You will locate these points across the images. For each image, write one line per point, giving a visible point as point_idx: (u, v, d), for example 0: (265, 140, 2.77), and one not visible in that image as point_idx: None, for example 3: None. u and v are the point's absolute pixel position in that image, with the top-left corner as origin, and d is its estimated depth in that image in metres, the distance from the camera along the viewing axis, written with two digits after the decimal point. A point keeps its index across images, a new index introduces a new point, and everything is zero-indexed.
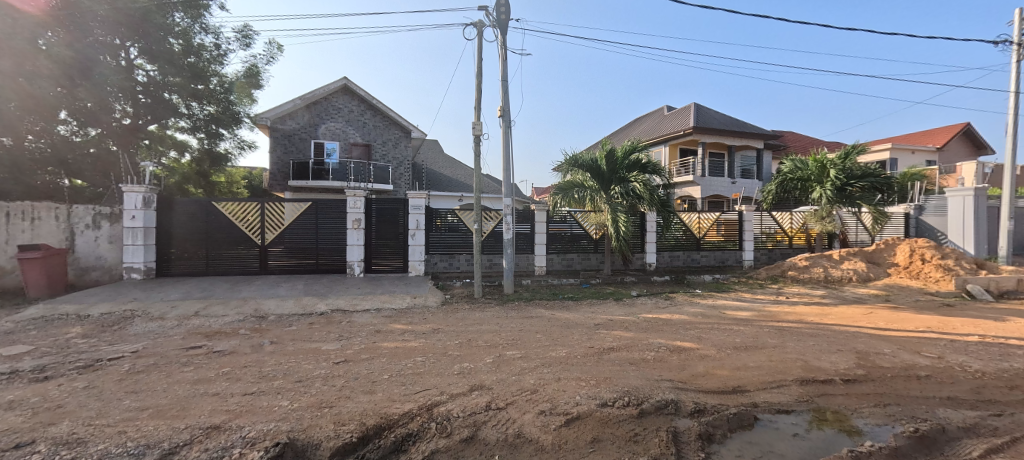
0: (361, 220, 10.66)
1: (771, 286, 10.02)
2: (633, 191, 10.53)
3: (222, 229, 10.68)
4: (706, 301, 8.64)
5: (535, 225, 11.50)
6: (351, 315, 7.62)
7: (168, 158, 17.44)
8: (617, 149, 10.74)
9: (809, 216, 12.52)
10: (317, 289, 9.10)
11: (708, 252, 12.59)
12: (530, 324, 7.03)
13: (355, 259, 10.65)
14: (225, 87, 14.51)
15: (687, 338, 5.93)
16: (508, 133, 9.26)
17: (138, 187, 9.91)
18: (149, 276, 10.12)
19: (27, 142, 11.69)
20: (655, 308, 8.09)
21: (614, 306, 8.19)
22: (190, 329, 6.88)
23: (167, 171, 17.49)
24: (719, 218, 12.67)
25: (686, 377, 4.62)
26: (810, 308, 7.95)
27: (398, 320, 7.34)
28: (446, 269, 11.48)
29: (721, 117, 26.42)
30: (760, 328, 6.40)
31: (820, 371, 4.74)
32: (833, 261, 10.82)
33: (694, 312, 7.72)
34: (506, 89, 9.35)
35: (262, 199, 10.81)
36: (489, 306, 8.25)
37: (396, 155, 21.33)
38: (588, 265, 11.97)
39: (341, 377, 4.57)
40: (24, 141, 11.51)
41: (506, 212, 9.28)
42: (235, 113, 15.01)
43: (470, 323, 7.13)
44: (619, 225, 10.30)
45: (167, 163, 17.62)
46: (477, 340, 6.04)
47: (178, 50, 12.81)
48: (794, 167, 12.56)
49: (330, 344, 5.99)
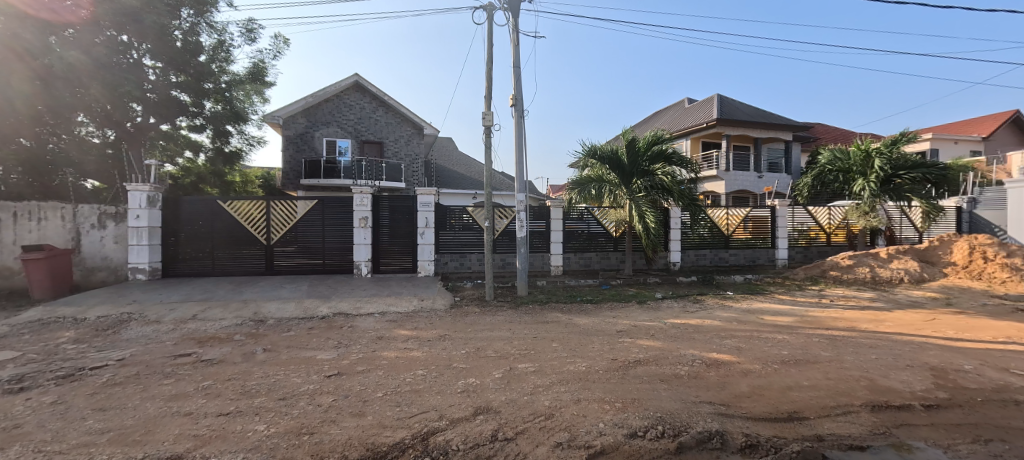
0: (369, 218, 10.18)
1: (811, 288, 9.13)
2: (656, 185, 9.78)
3: (228, 228, 10.37)
4: (740, 305, 7.84)
5: (551, 222, 10.86)
6: (354, 319, 7.14)
7: (184, 159, 17.44)
8: (642, 139, 9.98)
9: (850, 211, 11.47)
10: (321, 290, 8.66)
11: (738, 250, 11.70)
12: (546, 331, 6.38)
13: (362, 259, 10.21)
14: (232, 84, 14.28)
15: (724, 348, 5.22)
16: (521, 124, 8.62)
17: (142, 185, 9.65)
18: (154, 277, 9.87)
19: (49, 144, 11.73)
20: (683, 312, 7.35)
21: (639, 311, 7.46)
22: (184, 333, 6.49)
23: (182, 172, 17.70)
24: (749, 214, 11.77)
25: (729, 399, 3.92)
26: (861, 313, 7.09)
27: (403, 326, 6.81)
28: (457, 269, 10.94)
29: (747, 109, 25.15)
30: (808, 338, 5.63)
31: (891, 394, 3.98)
32: (879, 260, 9.84)
33: (727, 317, 6.97)
34: (518, 76, 8.72)
35: (268, 198, 10.47)
36: (502, 310, 7.63)
37: (409, 152, 20.94)
38: (607, 265, 11.25)
39: (330, 394, 4.03)
40: (45, 143, 11.57)
41: (520, 209, 8.65)
42: (243, 111, 14.71)
43: (480, 330, 6.54)
44: (644, 220, 9.54)
45: (183, 163, 17.80)
46: (486, 350, 5.44)
47: (185, 49, 12.50)
48: (834, 157, 11.50)
49: (327, 353, 5.50)
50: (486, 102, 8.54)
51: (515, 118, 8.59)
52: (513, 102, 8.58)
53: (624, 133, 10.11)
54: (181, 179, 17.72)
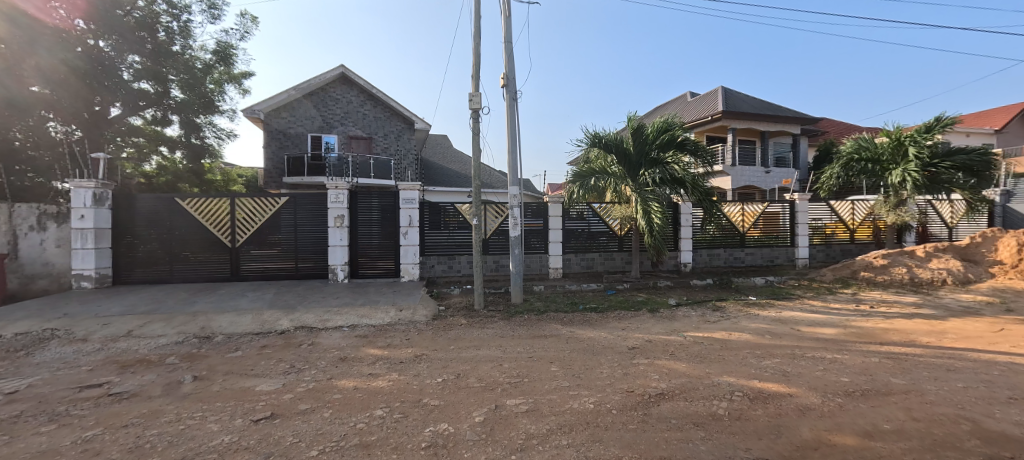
0: (345, 217, 9.04)
1: (843, 291, 8.06)
2: (667, 177, 8.72)
3: (188, 229, 9.28)
4: (768, 313, 6.78)
5: (549, 220, 9.80)
6: (317, 335, 6.05)
7: (160, 156, 16.39)
8: (652, 124, 8.83)
9: (877, 205, 10.58)
10: (287, 299, 7.55)
11: (754, 250, 10.65)
12: (544, 349, 5.31)
13: (339, 262, 9.07)
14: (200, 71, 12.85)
15: (766, 374, 4.16)
16: (514, 108, 7.54)
17: (87, 181, 8.57)
18: (102, 285, 8.77)
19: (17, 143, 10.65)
20: (704, 323, 6.27)
21: (653, 322, 6.36)
22: (109, 356, 5.41)
23: (158, 171, 16.66)
24: (766, 209, 10.72)
25: (793, 455, 2.85)
26: (914, 323, 6.02)
27: (374, 343, 5.72)
28: (445, 273, 9.80)
29: (753, 101, 24.10)
30: (865, 359, 4.56)
31: (1015, 446, 2.90)
32: (917, 259, 8.79)
33: (758, 329, 5.90)
34: (510, 53, 7.67)
35: (234, 194, 9.38)
36: (493, 322, 6.54)
37: (399, 148, 19.83)
38: (612, 267, 10.18)
39: (247, 452, 2.94)
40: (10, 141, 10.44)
41: (513, 204, 7.58)
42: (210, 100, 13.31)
43: (464, 348, 5.45)
44: (654, 217, 8.48)
45: (159, 161, 16.80)
46: (468, 377, 4.35)
47: (137, 24, 11.14)
48: (860, 145, 10.50)
49: (270, 383, 4.41)
50: (473, 82, 7.46)
51: (507, 101, 7.51)
52: (504, 82, 7.51)
53: (632, 118, 8.95)
54: (157, 178, 16.70)
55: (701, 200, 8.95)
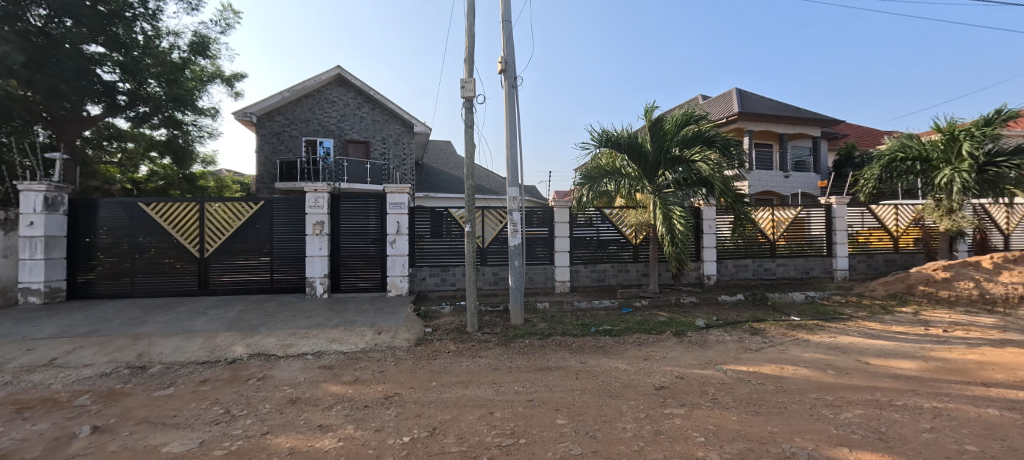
0: (325, 224, 8.01)
1: (902, 311, 6.84)
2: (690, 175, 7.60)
3: (151, 237, 8.33)
4: (821, 338, 5.61)
5: (555, 227, 8.73)
6: (273, 366, 4.98)
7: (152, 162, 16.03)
8: (672, 118, 7.66)
9: (927, 210, 9.36)
10: (251, 318, 6.51)
11: (786, 260, 9.45)
12: (547, 389, 4.18)
13: (317, 275, 8.02)
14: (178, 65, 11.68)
15: (855, 437, 3.00)
16: (514, 96, 6.50)
17: (37, 184, 7.72)
18: (53, 300, 7.85)
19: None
20: (745, 352, 5.11)
21: (682, 351, 5.20)
22: (12, 393, 4.38)
23: (152, 176, 16.37)
24: (799, 214, 9.56)
25: None
26: (1013, 355, 4.80)
27: (338, 377, 4.62)
28: (437, 287, 8.59)
29: (771, 103, 22.87)
30: (981, 412, 3.37)
31: None
32: (985, 272, 7.54)
33: (816, 362, 4.72)
34: (509, 34, 6.64)
35: (203, 198, 8.44)
36: (487, 349, 5.43)
37: (398, 153, 18.79)
38: (626, 280, 9.05)
39: None
40: None
41: (514, 208, 6.48)
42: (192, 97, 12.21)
43: (449, 386, 4.32)
44: (674, 224, 7.37)
45: (155, 166, 16.41)
46: (446, 436, 3.23)
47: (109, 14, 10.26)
48: (904, 142, 9.28)
49: (186, 441, 3.33)
50: (465, 67, 6.38)
51: (506, 88, 6.47)
52: (502, 67, 6.47)
53: (649, 111, 7.79)
54: (147, 183, 16.29)
55: (730, 203, 7.75)
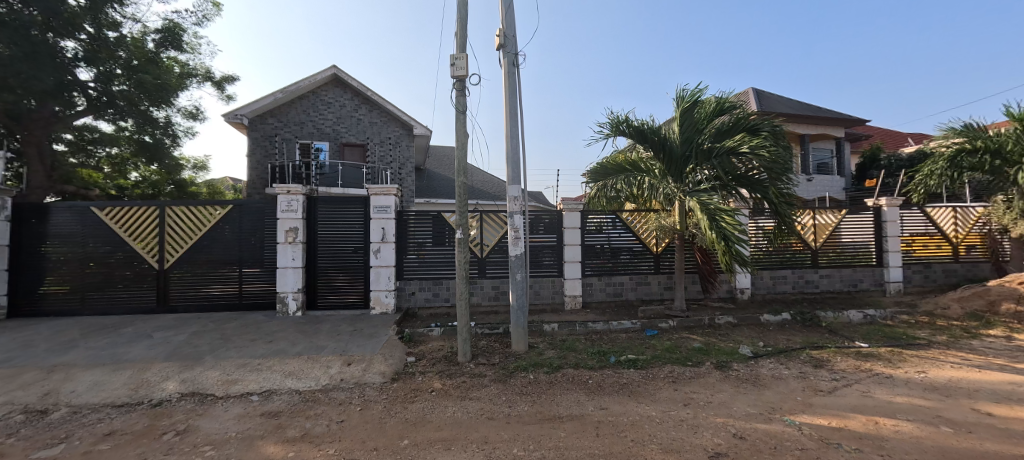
0: (299, 231, 6.97)
1: (992, 335, 5.58)
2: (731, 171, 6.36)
3: (103, 246, 7.32)
4: (908, 374, 4.39)
5: (564, 233, 7.59)
6: (204, 412, 3.86)
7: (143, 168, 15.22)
8: (705, 104, 6.50)
9: (995, 212, 8.11)
10: (201, 344, 5.43)
11: (830, 271, 8.21)
12: (559, 456, 3.00)
13: (290, 289, 6.94)
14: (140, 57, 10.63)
15: None
16: (514, 76, 5.44)
17: None
18: None
19: None
20: (816, 396, 3.91)
21: (733, 393, 4.01)
22: None
23: (144, 185, 15.53)
24: (845, 219, 8.31)
25: None
26: None
27: (281, 431, 3.49)
28: (429, 303, 7.47)
29: (791, 102, 21.66)
30: None
31: None
32: None
33: (922, 416, 3.49)
34: (508, 3, 5.59)
35: (163, 203, 7.44)
36: (480, 388, 4.28)
37: (396, 156, 17.76)
38: (646, 294, 7.87)
39: None
40: None
41: (516, 211, 5.32)
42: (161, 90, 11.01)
43: (423, 449, 3.16)
44: (719, 227, 6.00)
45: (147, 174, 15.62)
46: None
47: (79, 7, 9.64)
48: (970, 132, 8.07)
49: None
50: (457, 42, 5.30)
51: (504, 67, 5.41)
52: (499, 42, 5.42)
53: (677, 97, 6.64)
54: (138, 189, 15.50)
55: (779, 205, 6.41)
